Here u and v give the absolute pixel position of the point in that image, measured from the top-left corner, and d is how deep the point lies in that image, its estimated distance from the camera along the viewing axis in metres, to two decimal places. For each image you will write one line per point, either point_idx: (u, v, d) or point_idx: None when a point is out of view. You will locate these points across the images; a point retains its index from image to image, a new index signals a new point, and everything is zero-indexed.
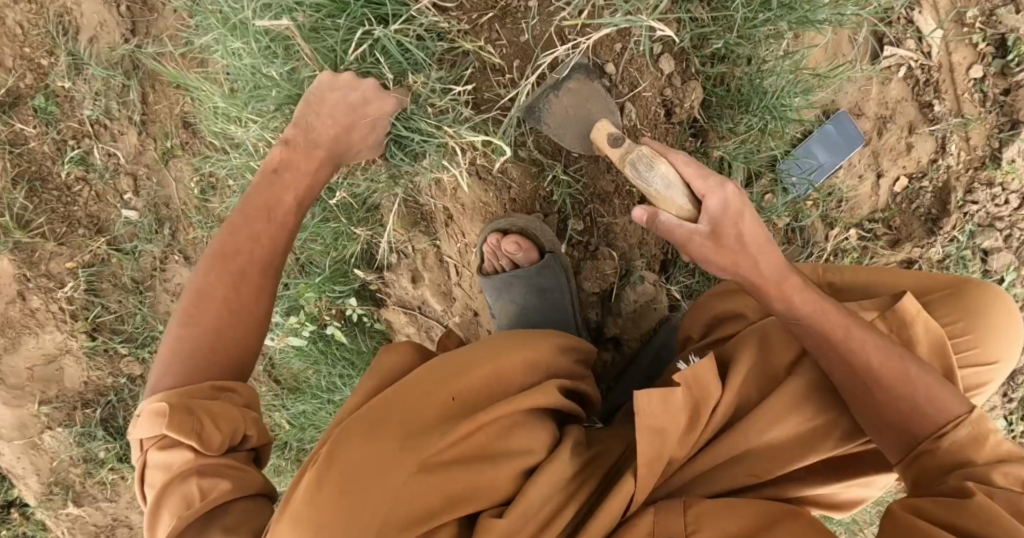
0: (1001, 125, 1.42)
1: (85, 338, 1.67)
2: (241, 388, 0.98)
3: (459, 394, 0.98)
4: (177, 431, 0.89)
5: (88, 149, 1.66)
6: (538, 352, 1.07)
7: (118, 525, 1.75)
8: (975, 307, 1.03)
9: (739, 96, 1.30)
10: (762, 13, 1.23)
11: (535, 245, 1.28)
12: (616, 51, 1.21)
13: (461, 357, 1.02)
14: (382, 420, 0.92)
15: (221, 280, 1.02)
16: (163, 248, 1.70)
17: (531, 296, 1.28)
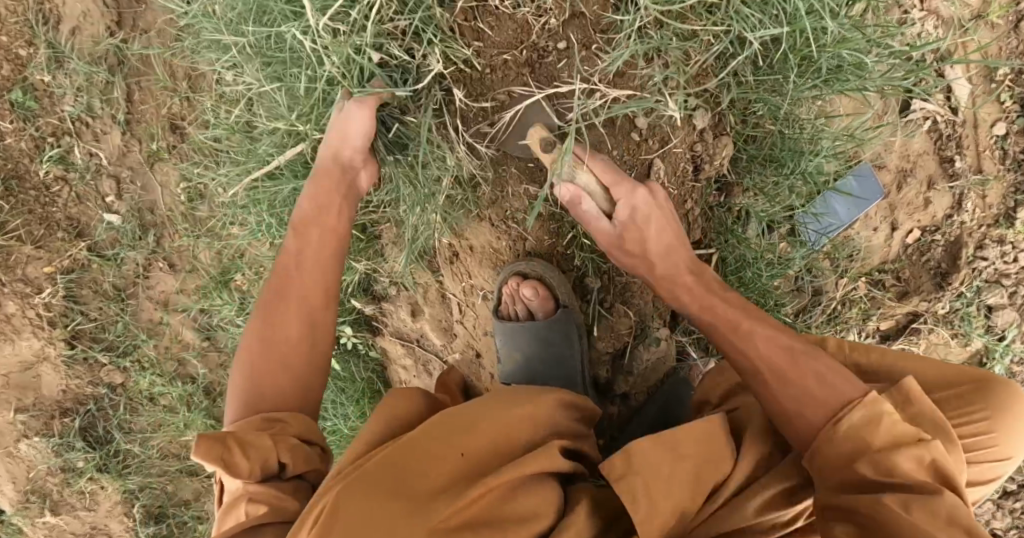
0: (1018, 185, 1.34)
1: (64, 346, 1.61)
2: (291, 418, 0.94)
3: (468, 450, 0.90)
4: (204, 458, 0.84)
5: (68, 148, 1.56)
6: (550, 405, 1.01)
7: (97, 534, 1.72)
8: (999, 409, 0.98)
9: (772, 155, 1.19)
10: (810, 80, 1.10)
11: (553, 295, 1.20)
12: (651, 105, 1.08)
13: (471, 411, 0.95)
14: (381, 477, 0.84)
15: (283, 313, 1.02)
16: (146, 255, 1.63)
17: (541, 350, 1.20)
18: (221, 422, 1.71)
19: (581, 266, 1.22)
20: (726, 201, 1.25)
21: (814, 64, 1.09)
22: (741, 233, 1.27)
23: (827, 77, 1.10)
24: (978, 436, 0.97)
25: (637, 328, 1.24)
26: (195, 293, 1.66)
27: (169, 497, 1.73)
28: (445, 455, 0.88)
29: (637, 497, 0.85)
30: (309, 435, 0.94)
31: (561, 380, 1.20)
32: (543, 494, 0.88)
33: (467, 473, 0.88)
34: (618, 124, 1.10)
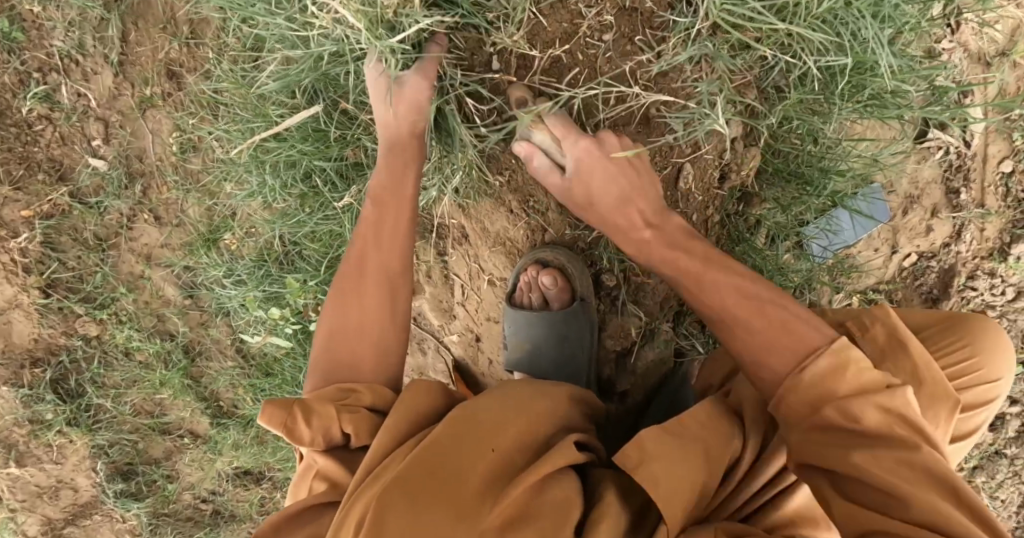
0: (1016, 221, 1.39)
1: (38, 295, 1.54)
2: (365, 390, 0.97)
3: (499, 447, 0.90)
4: (266, 421, 0.90)
5: (55, 85, 1.48)
6: (562, 401, 1.02)
7: (62, 488, 1.67)
8: (975, 337, 1.08)
9: (796, 170, 1.19)
10: (853, 103, 1.09)
11: (570, 286, 1.18)
12: (688, 107, 1.08)
13: (490, 406, 0.94)
14: (422, 480, 0.84)
15: (366, 280, 1.04)
16: (132, 206, 1.55)
17: (552, 342, 1.19)
18: (198, 383, 1.65)
19: (600, 262, 1.21)
20: (745, 209, 1.25)
21: (859, 92, 1.08)
22: (754, 242, 1.26)
23: (865, 102, 1.09)
24: (965, 363, 1.06)
25: (645, 330, 1.23)
26: (180, 249, 1.57)
27: (140, 455, 1.69)
28: (481, 451, 0.88)
29: (656, 481, 0.85)
30: (380, 407, 0.96)
31: (566, 375, 1.20)
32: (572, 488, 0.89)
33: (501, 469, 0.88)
34: (652, 124, 1.09)
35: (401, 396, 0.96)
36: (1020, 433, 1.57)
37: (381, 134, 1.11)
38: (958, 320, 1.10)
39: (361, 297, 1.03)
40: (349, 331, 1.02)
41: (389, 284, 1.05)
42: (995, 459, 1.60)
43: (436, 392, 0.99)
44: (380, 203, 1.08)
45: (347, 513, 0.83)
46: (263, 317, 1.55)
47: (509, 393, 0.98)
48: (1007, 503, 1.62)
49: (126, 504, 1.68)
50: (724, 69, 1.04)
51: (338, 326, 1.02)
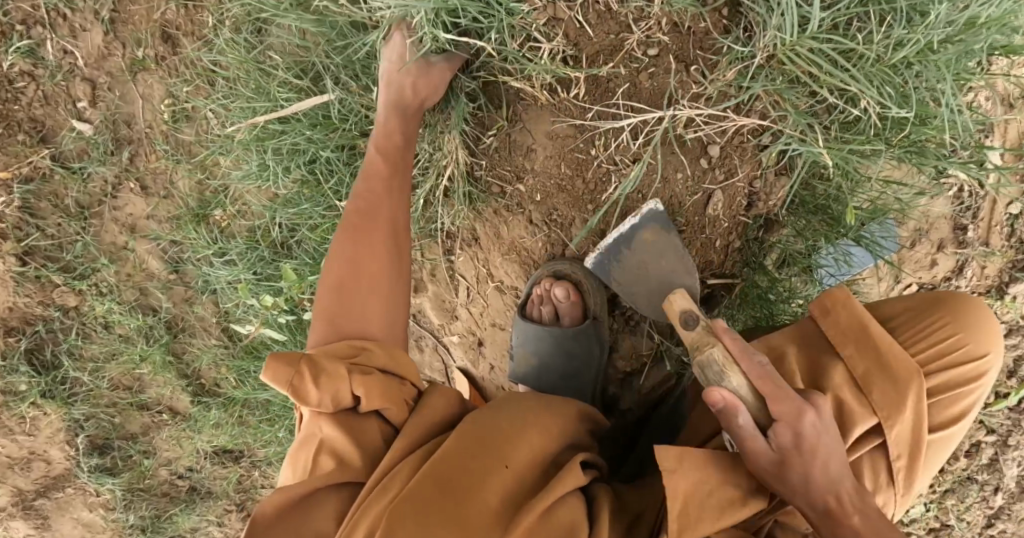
0: (1016, 261, 1.41)
1: (14, 262, 1.46)
2: (376, 348, 0.93)
3: (509, 462, 0.87)
4: (269, 377, 0.87)
5: (40, 40, 1.38)
6: (573, 415, 0.99)
7: (33, 459, 1.62)
8: (959, 317, 1.02)
9: (822, 201, 1.17)
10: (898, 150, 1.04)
11: (583, 303, 1.13)
12: (727, 132, 1.03)
13: (500, 419, 0.92)
14: (427, 499, 0.82)
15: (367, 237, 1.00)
16: (118, 173, 1.46)
17: (559, 359, 1.14)
18: (179, 360, 1.59)
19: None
20: (764, 236, 1.23)
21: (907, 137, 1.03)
22: (764, 265, 1.25)
23: (911, 150, 1.04)
24: (944, 347, 1.00)
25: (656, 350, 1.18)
26: (167, 222, 1.49)
27: (116, 429, 1.63)
28: (492, 465, 0.86)
29: (667, 493, 0.83)
30: (391, 370, 0.93)
31: (571, 391, 1.16)
32: (582, 509, 0.85)
33: (510, 485, 0.85)
34: (688, 145, 1.05)
35: (417, 406, 0.94)
36: (993, 462, 1.64)
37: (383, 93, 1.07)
38: (945, 299, 1.04)
39: (363, 250, 0.99)
40: (348, 277, 0.98)
41: (391, 239, 1.01)
42: (966, 484, 1.67)
43: (451, 399, 0.97)
44: (370, 174, 1.05)
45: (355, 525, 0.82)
46: (255, 305, 1.46)
47: (519, 404, 0.95)
48: (972, 525, 1.69)
49: (101, 478, 1.64)
50: (779, 106, 0.99)
51: (338, 275, 0.98)
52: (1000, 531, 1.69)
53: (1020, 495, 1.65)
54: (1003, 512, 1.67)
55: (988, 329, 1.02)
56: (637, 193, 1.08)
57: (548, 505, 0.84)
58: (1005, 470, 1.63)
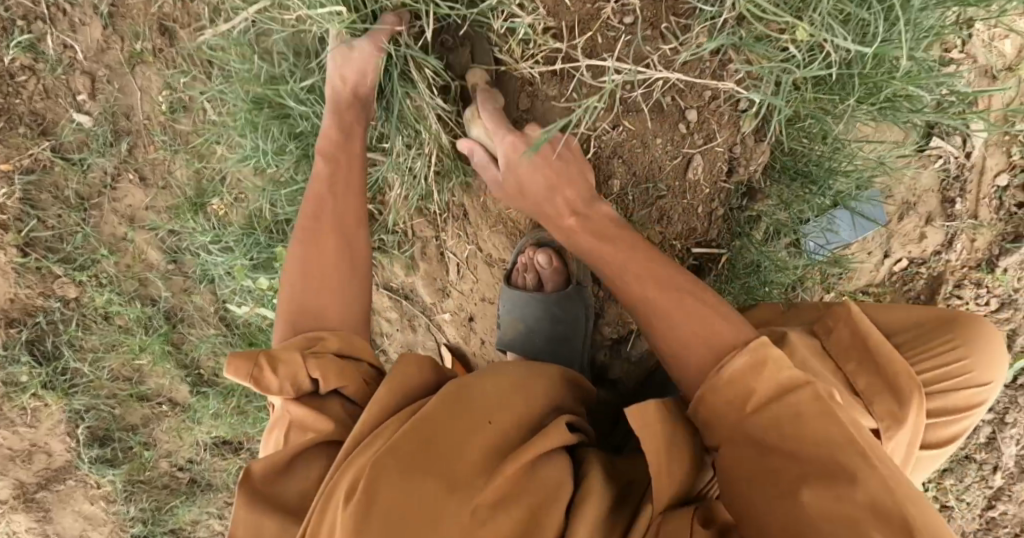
0: (1006, 234, 1.42)
1: (16, 254, 1.48)
2: (332, 335, 0.95)
3: (494, 424, 0.85)
4: (234, 373, 0.86)
5: (40, 35, 1.41)
6: (552, 383, 0.97)
7: (34, 452, 1.63)
8: (970, 338, 1.09)
9: (803, 170, 1.17)
10: (868, 106, 1.06)
11: (566, 269, 1.17)
12: (703, 97, 1.06)
13: (489, 387, 0.89)
14: (414, 451, 0.79)
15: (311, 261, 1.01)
16: (117, 164, 1.48)
17: (546, 324, 1.16)
18: (178, 350, 1.61)
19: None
20: (748, 205, 1.22)
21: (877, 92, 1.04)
22: (752, 236, 1.24)
23: (884, 106, 1.06)
24: (951, 368, 1.07)
25: None
26: (165, 212, 1.51)
27: (116, 421, 1.65)
28: (473, 426, 0.83)
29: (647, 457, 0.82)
30: (347, 352, 0.94)
31: (561, 358, 1.16)
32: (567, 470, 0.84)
33: (491, 444, 0.83)
34: (666, 111, 1.07)
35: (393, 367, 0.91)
36: (991, 441, 1.63)
37: (331, 89, 1.11)
38: (953, 321, 1.11)
39: (320, 207, 1.05)
40: (309, 222, 1.03)
41: (342, 213, 1.05)
42: (965, 464, 1.66)
43: (427, 366, 0.94)
44: (330, 157, 1.08)
45: (336, 480, 0.79)
46: (250, 287, 1.50)
47: (505, 373, 0.94)
48: (972, 505, 1.69)
49: (102, 470, 1.65)
50: (746, 61, 1.01)
51: (307, 220, 1.03)
52: (1002, 512, 1.69)
53: (1020, 474, 1.65)
54: (1003, 494, 1.67)
55: (993, 359, 1.08)
56: (618, 157, 1.10)
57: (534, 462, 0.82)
58: (1004, 448, 1.62)
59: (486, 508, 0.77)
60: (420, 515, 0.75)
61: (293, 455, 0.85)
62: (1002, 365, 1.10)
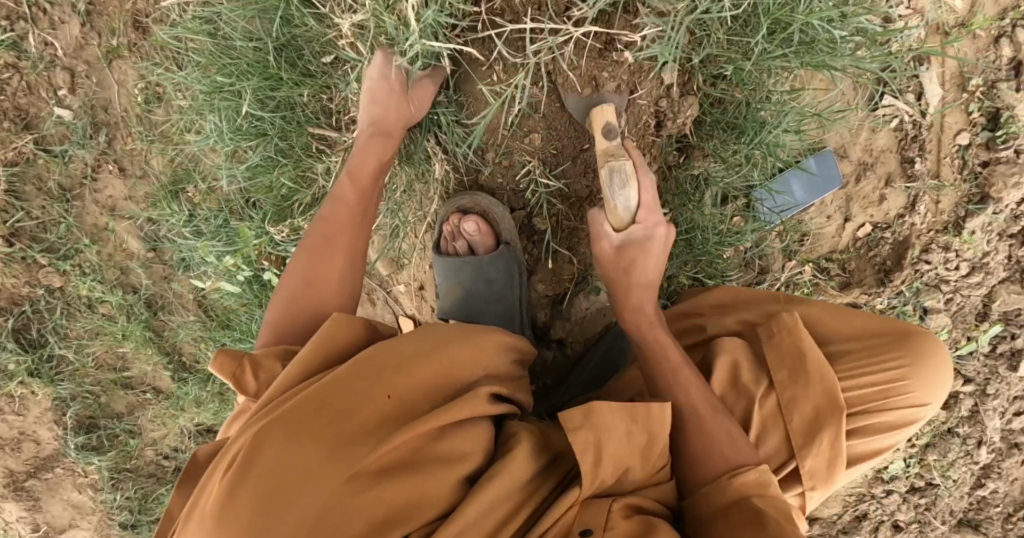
0: (971, 195, 1.40)
1: (1, 244, 1.55)
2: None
3: (396, 390, 0.88)
4: (217, 368, 0.93)
5: (23, 34, 1.48)
6: (482, 347, 0.98)
7: (24, 440, 1.68)
8: (919, 354, 1.08)
9: (733, 121, 1.18)
10: (781, 48, 1.09)
11: (495, 231, 1.15)
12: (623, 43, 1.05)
13: (403, 349, 0.92)
14: (305, 419, 0.83)
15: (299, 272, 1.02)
16: (96, 156, 1.55)
17: (480, 288, 1.14)
18: (160, 337, 1.66)
19: (530, 205, 1.17)
20: (686, 162, 1.23)
21: (785, 30, 1.08)
22: (700, 202, 1.25)
23: (798, 48, 1.10)
24: (881, 385, 1.06)
25: (578, 276, 1.21)
26: (144, 201, 1.57)
27: (102, 408, 1.70)
28: (373, 396, 0.87)
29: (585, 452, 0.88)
30: None
31: (498, 319, 1.15)
32: (469, 442, 0.89)
33: (391, 415, 0.87)
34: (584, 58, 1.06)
35: (320, 330, 0.94)
36: (974, 413, 1.54)
37: (372, 112, 1.09)
38: (903, 337, 1.09)
39: (336, 230, 1.05)
40: (322, 244, 1.04)
41: (350, 246, 1.05)
42: (948, 438, 1.57)
43: (358, 324, 0.97)
44: (356, 180, 1.07)
45: (230, 441, 0.83)
46: (217, 264, 1.51)
47: (426, 334, 0.95)
48: (960, 483, 1.59)
49: (87, 457, 1.69)
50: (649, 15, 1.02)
51: (315, 240, 1.04)
52: (992, 490, 1.59)
53: (1008, 450, 1.56)
54: (992, 472, 1.58)
55: (933, 381, 1.07)
56: (539, 113, 1.10)
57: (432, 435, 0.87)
58: (987, 421, 1.54)
59: (370, 476, 0.82)
60: (301, 480, 0.79)
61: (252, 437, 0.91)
62: (944, 387, 1.09)
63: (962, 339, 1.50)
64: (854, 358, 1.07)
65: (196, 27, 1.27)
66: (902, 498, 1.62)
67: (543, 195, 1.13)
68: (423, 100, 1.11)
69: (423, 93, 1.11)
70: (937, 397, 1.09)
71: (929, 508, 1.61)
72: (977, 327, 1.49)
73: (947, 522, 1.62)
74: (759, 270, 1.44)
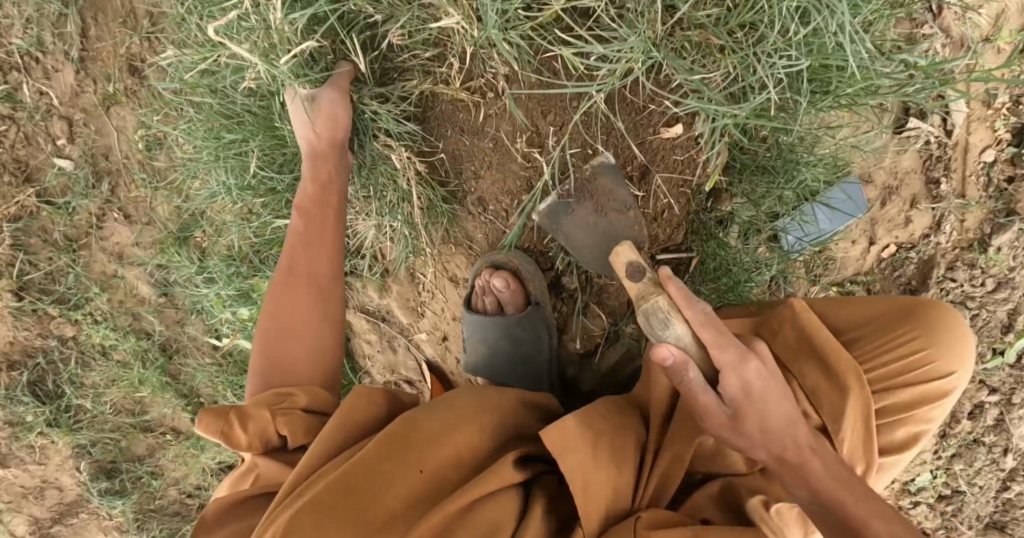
0: (996, 211, 1.36)
1: (11, 298, 1.52)
2: (300, 391, 0.94)
3: (427, 465, 0.84)
4: (203, 429, 0.86)
5: (16, 84, 1.44)
6: (509, 411, 0.96)
7: (47, 487, 1.68)
8: (937, 324, 1.03)
9: (766, 165, 1.18)
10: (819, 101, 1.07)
11: (525, 290, 1.13)
12: (665, 99, 1.03)
13: (431, 421, 0.88)
14: (331, 508, 0.78)
15: (275, 314, 1.00)
16: (100, 205, 1.51)
17: (507, 346, 1.14)
18: (176, 380, 1.64)
19: (559, 266, 1.15)
20: (714, 206, 1.24)
21: (825, 90, 1.06)
22: (726, 238, 1.26)
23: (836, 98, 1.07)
24: (903, 361, 1.02)
25: (609, 331, 1.18)
26: (151, 247, 1.54)
27: (122, 452, 1.69)
28: (401, 472, 0.82)
29: (570, 476, 0.86)
30: (317, 407, 0.94)
31: (524, 378, 1.15)
32: (512, 508, 0.84)
33: (423, 494, 0.82)
34: (613, 133, 1.06)
35: (342, 405, 0.90)
36: (999, 422, 1.51)
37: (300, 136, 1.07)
38: (913, 306, 1.06)
39: (292, 259, 1.03)
40: (283, 286, 1.02)
41: (317, 268, 1.03)
42: (974, 448, 1.54)
43: (380, 396, 0.94)
44: (303, 212, 1.06)
45: (260, 531, 0.80)
46: (233, 315, 1.52)
47: (451, 404, 0.92)
48: (985, 490, 1.57)
49: (112, 501, 1.69)
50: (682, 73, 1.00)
51: (281, 276, 1.02)
52: (1018, 494, 1.56)
53: None
54: (1018, 476, 1.55)
55: (957, 343, 1.03)
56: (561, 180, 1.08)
57: (469, 509, 0.82)
58: (1012, 430, 1.51)
59: None
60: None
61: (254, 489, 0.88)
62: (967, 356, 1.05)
63: (987, 353, 1.47)
64: (872, 338, 1.03)
65: (196, 80, 1.23)
66: (931, 510, 1.62)
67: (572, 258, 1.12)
68: (340, 109, 1.07)
69: (334, 104, 1.07)
70: (965, 359, 1.04)
71: (955, 515, 1.60)
72: (1003, 340, 1.45)
73: (973, 527, 1.61)
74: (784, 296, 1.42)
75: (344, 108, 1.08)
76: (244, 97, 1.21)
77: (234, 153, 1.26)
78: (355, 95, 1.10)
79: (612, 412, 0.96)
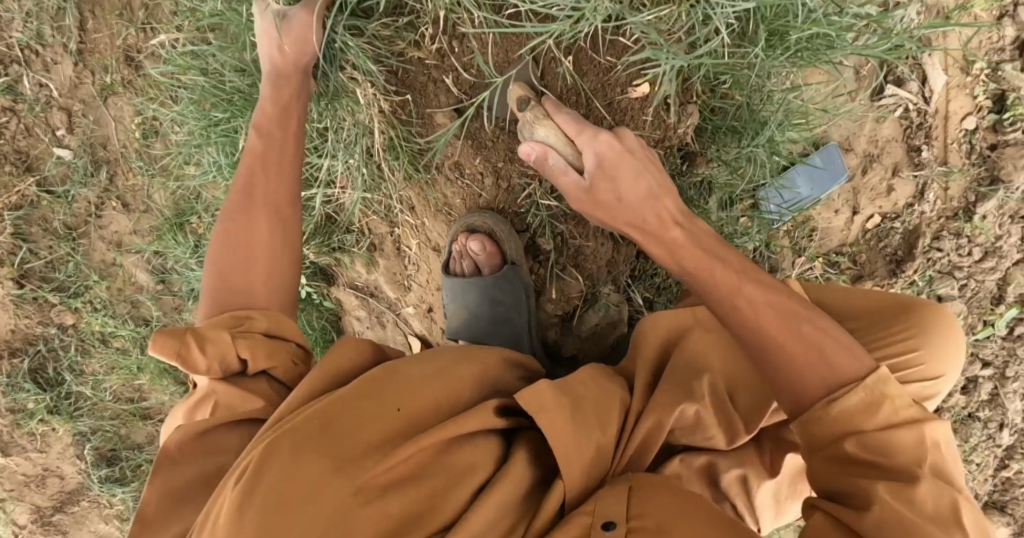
0: (980, 179, 1.37)
1: (12, 286, 1.56)
2: (260, 315, 0.97)
3: (406, 406, 0.85)
4: (161, 352, 0.88)
5: (17, 77, 1.48)
6: (495, 364, 0.97)
7: (48, 476, 1.71)
8: (930, 328, 1.04)
9: (737, 125, 1.20)
10: (780, 55, 1.09)
11: (500, 251, 1.16)
12: (625, 55, 1.06)
13: (415, 365, 0.90)
14: (311, 435, 0.79)
15: (230, 235, 1.02)
16: (99, 193, 1.55)
17: (486, 308, 1.16)
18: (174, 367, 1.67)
19: (533, 227, 1.17)
20: (689, 170, 1.24)
21: (784, 39, 1.08)
22: (706, 203, 1.27)
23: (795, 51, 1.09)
24: (893, 358, 1.01)
25: (587, 292, 1.21)
26: (149, 234, 1.57)
27: (122, 440, 1.72)
28: (383, 408, 0.84)
29: (546, 436, 0.86)
30: (277, 332, 0.97)
31: (506, 341, 1.17)
32: (492, 453, 0.87)
33: (404, 430, 0.84)
34: (578, 90, 1.08)
35: (325, 355, 0.91)
36: (993, 396, 1.50)
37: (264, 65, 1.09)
38: (909, 306, 1.06)
39: (252, 182, 1.05)
40: (241, 212, 1.03)
41: (275, 196, 1.05)
42: (969, 423, 1.53)
43: (364, 345, 0.95)
44: (264, 133, 1.07)
45: (240, 457, 0.80)
46: None
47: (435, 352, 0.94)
48: (982, 467, 1.55)
49: (111, 489, 1.71)
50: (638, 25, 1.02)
51: (237, 200, 1.03)
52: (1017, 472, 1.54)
53: None
54: (1015, 453, 1.53)
55: (947, 350, 1.03)
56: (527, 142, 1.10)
57: (447, 450, 0.84)
58: (1007, 404, 1.49)
59: (376, 490, 0.78)
60: (310, 493, 0.75)
61: (213, 426, 0.88)
62: (957, 359, 1.05)
63: (977, 324, 1.46)
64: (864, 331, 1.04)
65: (187, 63, 1.27)
66: None
67: (544, 217, 1.15)
68: (310, 37, 1.08)
69: (304, 28, 1.07)
70: (950, 368, 1.05)
71: None
72: (992, 311, 1.45)
73: None
74: (770, 267, 1.44)
75: (314, 30, 1.08)
76: (233, 77, 1.25)
77: (224, 132, 1.30)
78: (328, 21, 1.09)
79: (597, 374, 0.97)
